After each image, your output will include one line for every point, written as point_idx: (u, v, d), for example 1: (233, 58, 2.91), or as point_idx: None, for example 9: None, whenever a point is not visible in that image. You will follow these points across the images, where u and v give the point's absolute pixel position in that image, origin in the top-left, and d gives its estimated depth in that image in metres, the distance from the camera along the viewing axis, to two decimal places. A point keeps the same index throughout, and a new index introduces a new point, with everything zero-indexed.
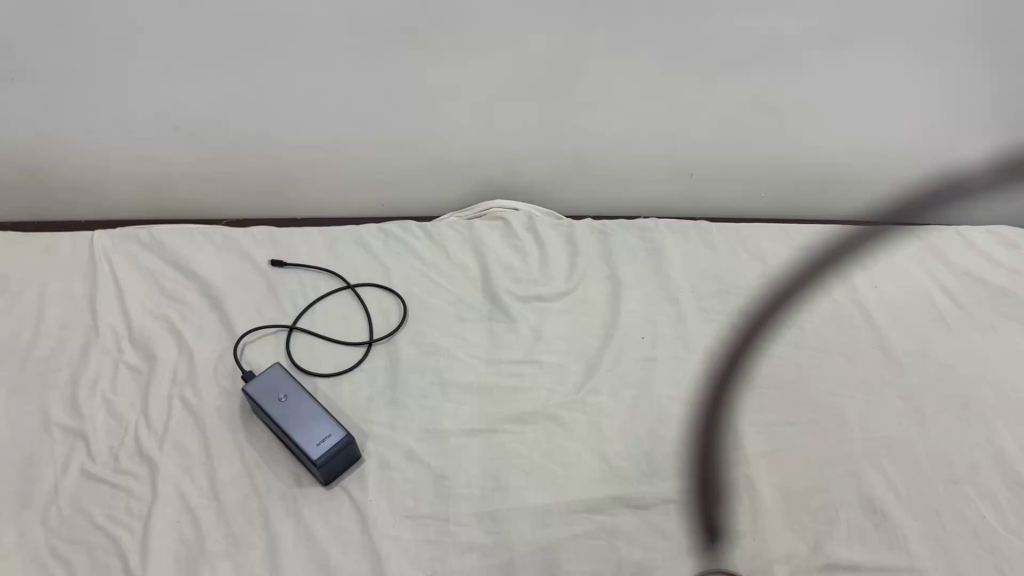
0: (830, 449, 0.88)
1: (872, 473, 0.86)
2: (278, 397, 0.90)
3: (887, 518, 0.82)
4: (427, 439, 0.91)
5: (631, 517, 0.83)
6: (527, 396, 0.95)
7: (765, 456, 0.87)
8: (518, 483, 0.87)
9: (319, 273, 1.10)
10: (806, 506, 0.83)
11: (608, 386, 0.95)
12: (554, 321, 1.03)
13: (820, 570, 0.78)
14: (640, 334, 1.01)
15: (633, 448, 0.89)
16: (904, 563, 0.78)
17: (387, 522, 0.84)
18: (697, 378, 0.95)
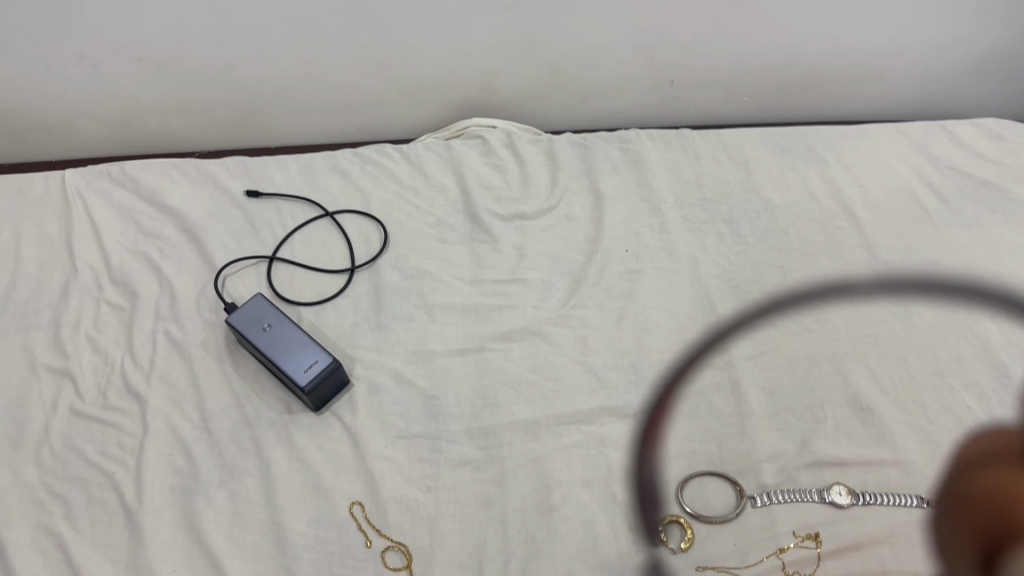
0: (816, 350, 0.88)
1: (857, 371, 0.86)
2: (261, 326, 0.90)
3: (873, 413, 0.83)
4: (415, 361, 0.91)
5: (619, 426, 0.85)
6: (513, 314, 0.94)
7: (750, 360, 0.88)
8: (507, 399, 0.88)
9: (297, 201, 1.08)
10: (793, 406, 0.84)
11: (593, 300, 0.95)
12: (537, 238, 1.02)
13: (806, 468, 0.79)
14: (624, 247, 0.99)
15: (620, 359, 0.90)
16: (890, 456, 0.80)
17: (380, 443, 0.85)
18: (682, 287, 0.95)
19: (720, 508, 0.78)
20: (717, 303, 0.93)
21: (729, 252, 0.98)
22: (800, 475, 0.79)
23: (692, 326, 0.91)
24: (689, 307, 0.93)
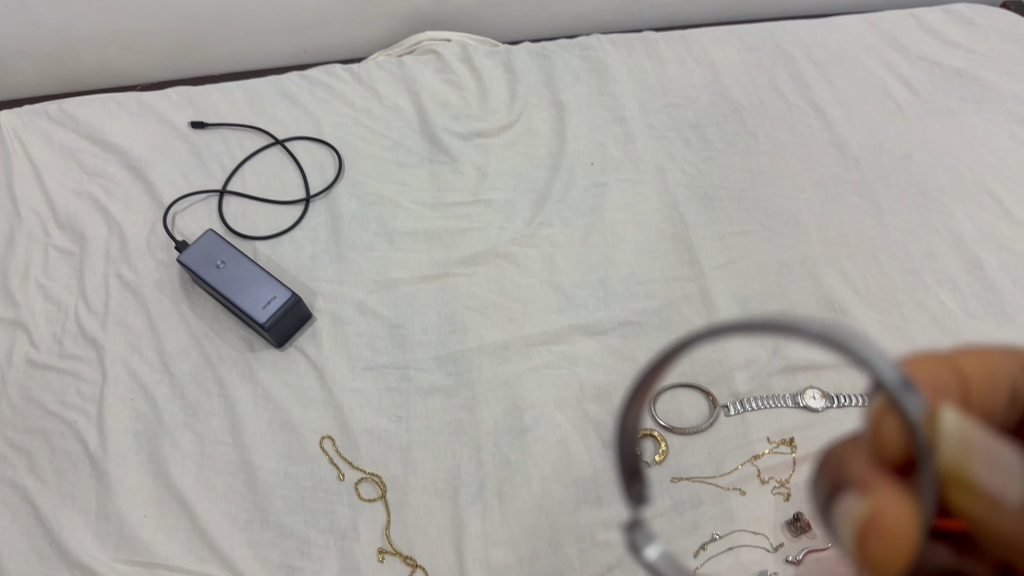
0: (786, 253, 0.86)
1: (828, 272, 0.84)
2: (215, 264, 0.86)
3: (846, 314, 0.81)
4: (378, 291, 0.88)
5: (589, 344, 0.83)
6: (477, 237, 0.91)
7: (720, 269, 0.85)
8: (475, 323, 0.85)
9: (245, 131, 1.03)
10: (765, 313, 0.82)
11: (559, 216, 0.92)
12: (497, 155, 0.97)
13: (778, 373, 0.79)
14: (588, 159, 0.96)
15: (588, 277, 0.87)
16: (864, 356, 0.78)
17: (346, 376, 0.83)
18: (650, 197, 0.92)
19: (694, 419, 0.78)
20: (685, 213, 0.90)
21: (697, 159, 0.94)
22: (773, 381, 0.79)
23: (660, 238, 0.89)
24: (658, 219, 0.90)
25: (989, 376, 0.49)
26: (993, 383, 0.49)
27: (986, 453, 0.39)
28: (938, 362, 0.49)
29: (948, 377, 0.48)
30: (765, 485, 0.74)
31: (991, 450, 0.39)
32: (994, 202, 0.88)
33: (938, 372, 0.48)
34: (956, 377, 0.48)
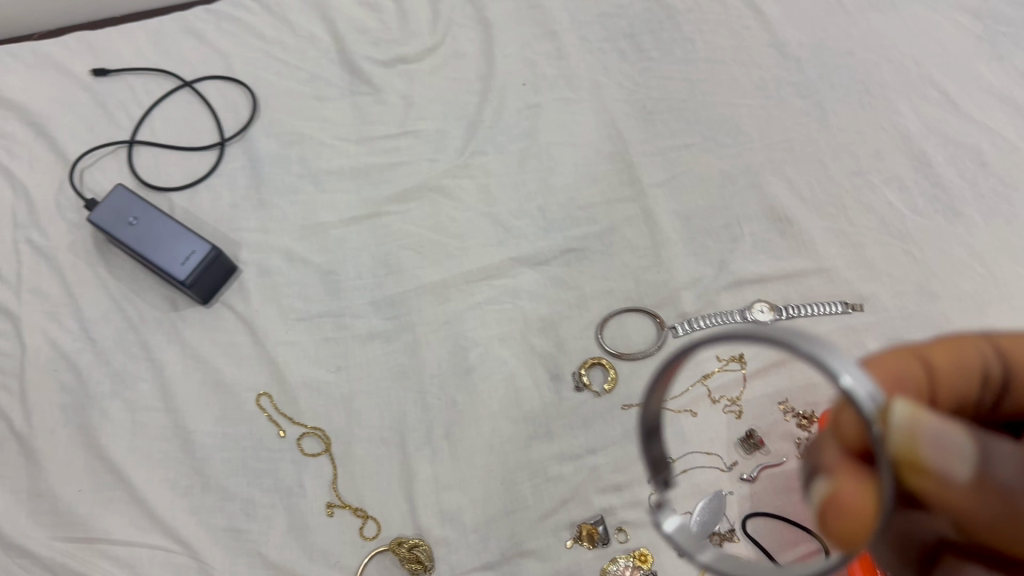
0: (728, 164, 0.82)
1: (773, 180, 0.80)
2: (127, 221, 0.80)
3: (792, 223, 0.78)
4: (306, 237, 0.83)
5: (531, 275, 0.79)
6: (407, 171, 0.85)
7: (662, 187, 0.82)
8: (411, 262, 0.81)
9: (151, 74, 0.95)
10: (709, 229, 0.79)
11: (492, 143, 0.86)
12: (424, 83, 0.91)
13: (725, 289, 0.76)
14: (520, 78, 0.90)
15: (526, 205, 0.83)
16: (811, 265, 0.76)
17: (278, 328, 0.79)
18: (586, 115, 0.87)
19: (642, 343, 0.76)
20: (624, 129, 0.85)
21: (634, 71, 0.89)
22: (721, 297, 0.76)
23: (599, 158, 0.84)
24: (596, 137, 0.85)
25: (958, 364, 0.46)
26: (963, 371, 0.46)
27: (935, 437, 0.37)
28: (905, 356, 0.46)
29: (915, 372, 0.45)
30: (716, 404, 0.72)
31: (937, 431, 0.37)
32: (940, 94, 0.84)
33: (904, 366, 0.45)
34: (923, 370, 0.46)
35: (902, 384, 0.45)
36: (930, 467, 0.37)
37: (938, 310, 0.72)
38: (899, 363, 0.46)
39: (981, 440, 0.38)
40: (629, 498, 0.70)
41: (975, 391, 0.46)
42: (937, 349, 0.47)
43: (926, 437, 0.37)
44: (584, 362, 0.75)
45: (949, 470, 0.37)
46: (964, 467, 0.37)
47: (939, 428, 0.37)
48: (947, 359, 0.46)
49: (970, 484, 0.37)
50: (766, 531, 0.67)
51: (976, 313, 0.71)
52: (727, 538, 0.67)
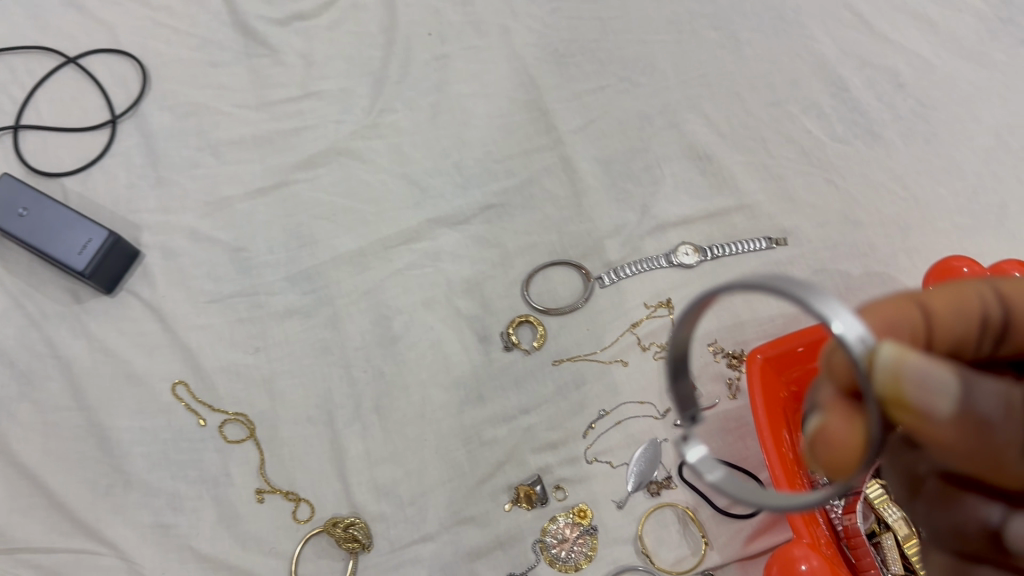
0: (645, 104, 0.79)
1: (690, 117, 0.78)
2: (16, 212, 0.74)
3: (712, 161, 0.76)
4: (210, 214, 0.79)
5: (451, 235, 0.76)
6: (313, 135, 0.81)
7: (578, 133, 0.79)
8: (325, 232, 0.77)
9: (28, 51, 0.87)
10: (629, 172, 0.77)
11: (401, 99, 0.82)
12: (324, 41, 0.86)
13: (649, 234, 0.75)
14: (425, 29, 0.85)
15: (441, 162, 0.79)
16: (732, 202, 0.74)
17: (189, 313, 0.75)
18: (496, 63, 0.83)
19: (569, 297, 0.74)
20: (537, 75, 0.82)
21: (543, 11, 0.84)
22: (645, 243, 0.75)
23: (513, 106, 0.81)
24: (508, 85, 0.82)
25: (956, 308, 0.40)
26: (963, 317, 0.40)
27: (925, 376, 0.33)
28: (900, 300, 0.40)
29: (910, 316, 0.39)
30: (646, 351, 0.71)
31: (925, 369, 0.33)
32: (853, 16, 0.81)
33: (899, 310, 0.39)
34: (919, 316, 0.40)
35: (897, 331, 0.39)
36: (916, 407, 0.33)
37: (861, 237, 0.71)
38: (893, 306, 0.40)
39: (970, 376, 0.33)
40: (565, 455, 0.68)
41: (976, 340, 0.40)
42: (934, 293, 0.41)
43: (912, 376, 0.33)
44: (512, 321, 0.73)
45: (936, 411, 0.33)
46: (952, 406, 0.33)
47: (927, 366, 0.33)
48: (945, 303, 0.40)
49: (958, 424, 0.33)
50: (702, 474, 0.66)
51: (899, 236, 0.70)
52: (664, 485, 0.66)
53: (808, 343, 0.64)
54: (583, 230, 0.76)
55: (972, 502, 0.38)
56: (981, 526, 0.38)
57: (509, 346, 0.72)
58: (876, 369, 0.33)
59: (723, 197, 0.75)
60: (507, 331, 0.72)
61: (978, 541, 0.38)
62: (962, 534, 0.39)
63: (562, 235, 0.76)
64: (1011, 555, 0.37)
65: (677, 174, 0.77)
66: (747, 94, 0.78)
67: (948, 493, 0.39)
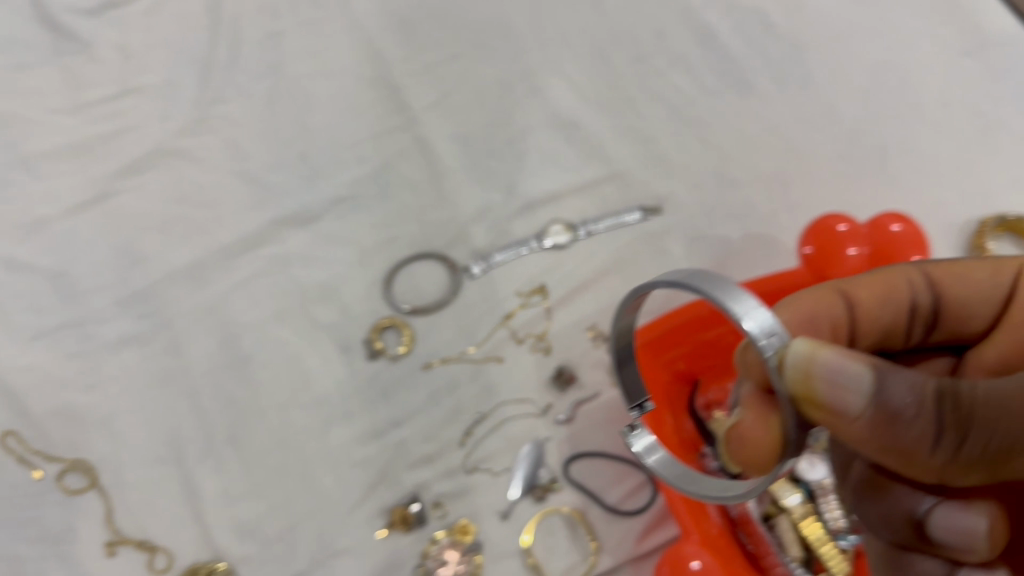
0: (502, 71, 0.73)
1: (553, 81, 0.72)
2: None
3: (578, 128, 0.71)
4: (25, 237, 0.69)
5: (301, 236, 0.69)
6: (135, 138, 0.72)
7: (432, 109, 0.72)
8: (155, 246, 0.69)
9: None
10: (491, 148, 0.71)
11: (233, 88, 0.74)
12: (142, 28, 0.76)
13: (517, 214, 0.69)
14: (254, 5, 0.76)
15: (283, 155, 0.71)
16: (602, 172, 0.69)
17: (9, 353, 0.65)
18: (337, 37, 0.75)
19: (434, 292, 0.67)
20: (383, 47, 0.74)
21: None
22: (513, 226, 0.69)
23: (358, 85, 0.73)
24: (352, 61, 0.74)
25: (879, 297, 0.41)
26: (889, 306, 0.41)
27: (837, 372, 0.30)
28: (822, 291, 0.41)
29: (829, 308, 0.41)
30: (522, 345, 0.65)
31: (835, 365, 0.30)
32: None
33: (818, 304, 0.41)
34: (839, 307, 0.41)
35: (812, 328, 0.40)
36: (825, 404, 0.30)
37: (738, 197, 0.66)
38: (813, 300, 0.41)
39: (888, 369, 0.30)
40: (443, 469, 0.62)
41: (902, 328, 0.41)
42: (862, 281, 0.42)
43: (823, 372, 0.30)
44: (374, 325, 0.66)
45: (848, 409, 0.30)
46: (862, 402, 0.29)
47: (840, 360, 0.30)
48: (871, 293, 0.41)
49: (869, 421, 0.29)
50: (590, 472, 0.61)
51: (779, 193, 0.66)
52: (549, 488, 0.60)
53: (709, 309, 0.58)
54: (446, 216, 0.69)
55: (898, 495, 0.35)
56: (908, 520, 0.34)
57: (373, 354, 0.65)
58: (788, 363, 0.31)
59: (592, 168, 0.69)
60: (369, 336, 0.66)
61: (905, 533, 0.35)
62: (890, 526, 0.36)
63: (423, 223, 0.69)
64: (937, 546, 0.34)
65: (541, 144, 0.71)
66: (609, 51, 0.72)
67: (878, 482, 0.36)
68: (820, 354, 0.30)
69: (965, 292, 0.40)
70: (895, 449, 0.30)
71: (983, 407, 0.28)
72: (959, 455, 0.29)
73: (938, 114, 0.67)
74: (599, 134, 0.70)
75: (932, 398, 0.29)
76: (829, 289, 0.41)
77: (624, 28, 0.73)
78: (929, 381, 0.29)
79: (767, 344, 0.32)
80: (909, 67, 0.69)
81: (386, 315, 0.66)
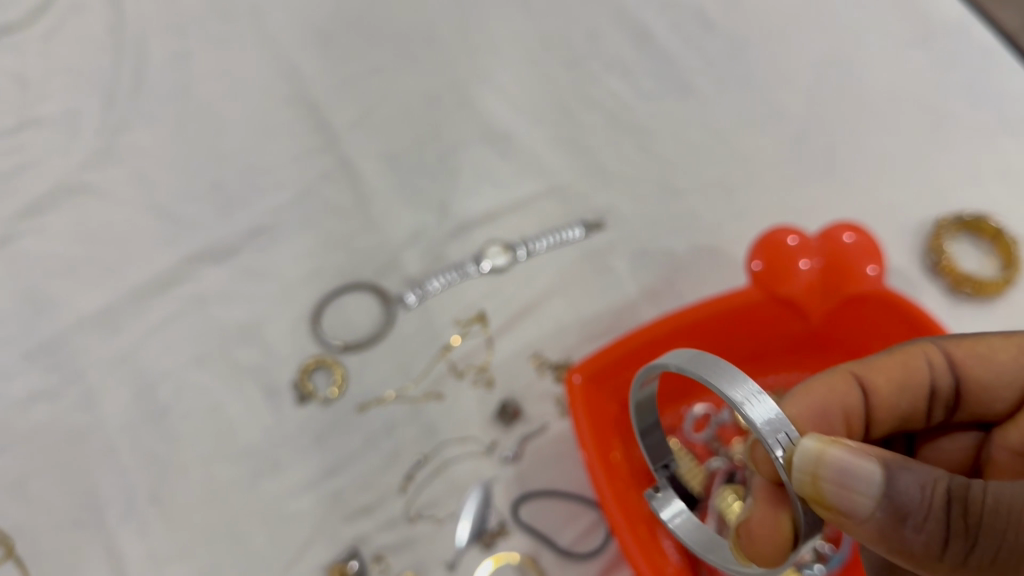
0: (429, 84, 0.69)
1: (484, 92, 0.69)
2: None
3: (512, 141, 0.67)
4: None
5: (220, 273, 0.64)
6: (36, 173, 0.65)
7: (355, 126, 0.68)
8: (62, 291, 0.63)
9: None
10: (421, 167, 0.67)
11: (138, 113, 0.68)
12: (39, 54, 0.67)
13: (451, 236, 0.65)
14: (161, 21, 0.70)
15: (196, 185, 0.67)
16: (539, 187, 0.66)
17: None
18: (251, 55, 0.70)
19: (365, 325, 0.63)
20: (299, 62, 0.69)
21: None
22: (448, 249, 0.65)
23: (275, 107, 0.69)
24: (267, 80, 0.69)
25: (897, 384, 0.39)
26: (906, 393, 0.39)
27: (846, 474, 0.30)
28: (837, 375, 0.39)
29: (847, 396, 0.38)
30: (463, 379, 0.61)
31: (845, 465, 0.30)
32: None
33: (831, 393, 0.38)
34: (857, 395, 0.39)
35: (829, 421, 0.38)
36: (835, 506, 0.30)
37: (682, 207, 0.64)
38: (826, 389, 0.38)
39: (898, 471, 0.30)
40: (383, 518, 0.57)
41: (920, 409, 0.40)
42: (879, 363, 0.39)
43: (831, 473, 0.30)
44: (302, 366, 0.61)
45: (856, 511, 0.30)
46: (871, 505, 0.30)
47: (847, 461, 0.30)
48: (889, 377, 0.39)
49: (878, 523, 0.30)
50: (541, 513, 0.57)
51: (725, 201, 0.64)
52: (498, 534, 0.56)
53: (670, 330, 0.54)
54: (375, 242, 0.65)
55: None
56: None
57: (303, 398, 0.60)
58: (795, 463, 0.31)
59: (528, 183, 0.66)
60: (296, 378, 0.61)
61: None
62: None
63: (350, 251, 0.64)
64: None
65: (474, 160, 0.67)
66: (540, 57, 0.69)
67: None
68: (830, 453, 0.30)
69: (988, 375, 0.38)
70: (904, 551, 0.30)
71: (990, 512, 0.29)
72: (967, 559, 0.29)
73: (887, 108, 0.65)
74: (535, 147, 0.67)
75: (941, 502, 0.29)
76: (847, 373, 0.39)
77: (553, 32, 0.70)
78: (941, 483, 0.30)
79: (774, 444, 0.33)
80: (854, 60, 0.66)
81: (315, 353, 0.62)
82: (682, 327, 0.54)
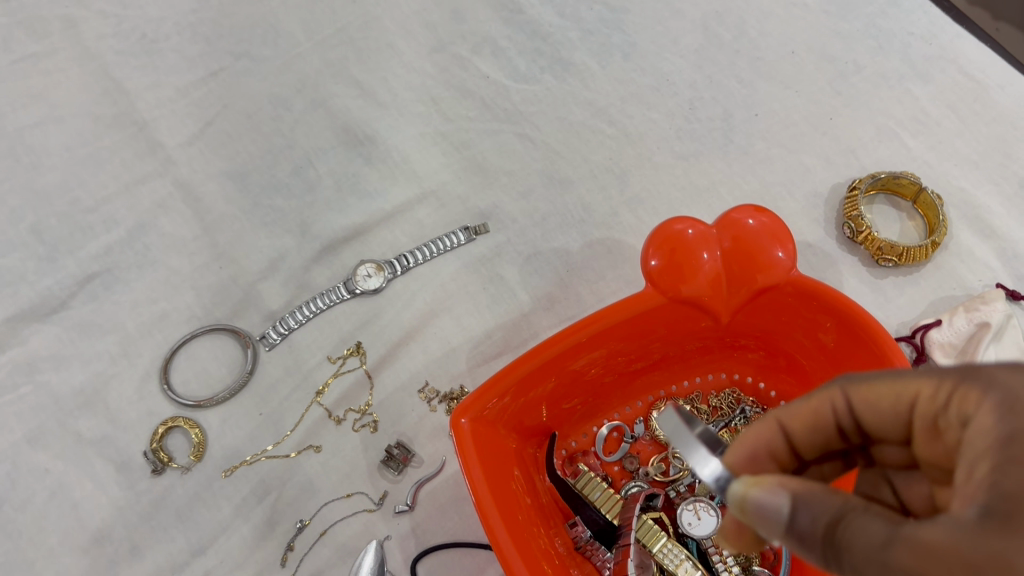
0: (276, 84, 0.61)
1: (339, 88, 0.61)
2: None
3: (376, 142, 0.60)
4: None
5: (49, 330, 0.55)
6: None
7: (194, 144, 0.59)
8: None
9: None
10: (275, 181, 0.59)
11: None
12: None
13: (317, 257, 0.57)
14: None
15: (12, 232, 0.57)
16: (412, 191, 0.58)
17: None
18: (63, 73, 0.61)
19: (225, 375, 0.54)
20: (123, 77, 0.61)
21: None
22: (313, 276, 0.56)
23: (100, 131, 0.60)
24: (85, 101, 0.60)
25: (816, 428, 0.31)
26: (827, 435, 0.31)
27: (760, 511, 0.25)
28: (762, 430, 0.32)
29: (771, 449, 0.32)
30: (342, 424, 0.53)
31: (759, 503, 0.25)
32: None
33: (754, 449, 0.31)
34: (780, 441, 0.32)
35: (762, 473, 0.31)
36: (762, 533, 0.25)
37: (571, 200, 0.57)
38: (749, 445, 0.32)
39: (802, 503, 0.24)
40: None
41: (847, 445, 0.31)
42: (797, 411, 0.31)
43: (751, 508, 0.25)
44: (154, 435, 0.52)
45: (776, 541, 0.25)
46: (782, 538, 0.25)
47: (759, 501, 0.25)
48: (811, 424, 0.31)
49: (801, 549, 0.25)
50: (444, 570, 0.50)
51: (617, 187, 0.57)
52: None
53: (590, 334, 0.46)
54: (230, 275, 0.56)
55: None
56: None
57: (159, 470, 0.52)
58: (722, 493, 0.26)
59: (399, 187, 0.59)
60: (150, 449, 0.52)
61: None
62: None
63: (201, 289, 0.56)
64: None
65: (336, 167, 0.59)
66: (400, 43, 0.62)
67: None
68: (742, 493, 0.25)
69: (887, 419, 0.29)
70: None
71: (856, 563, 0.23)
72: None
73: (784, 65, 0.59)
74: (403, 145, 0.59)
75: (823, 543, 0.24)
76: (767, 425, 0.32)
77: (411, 14, 0.62)
78: (832, 519, 0.24)
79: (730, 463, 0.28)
80: (738, 18, 0.61)
81: (172, 416, 0.53)
82: (597, 331, 0.47)
